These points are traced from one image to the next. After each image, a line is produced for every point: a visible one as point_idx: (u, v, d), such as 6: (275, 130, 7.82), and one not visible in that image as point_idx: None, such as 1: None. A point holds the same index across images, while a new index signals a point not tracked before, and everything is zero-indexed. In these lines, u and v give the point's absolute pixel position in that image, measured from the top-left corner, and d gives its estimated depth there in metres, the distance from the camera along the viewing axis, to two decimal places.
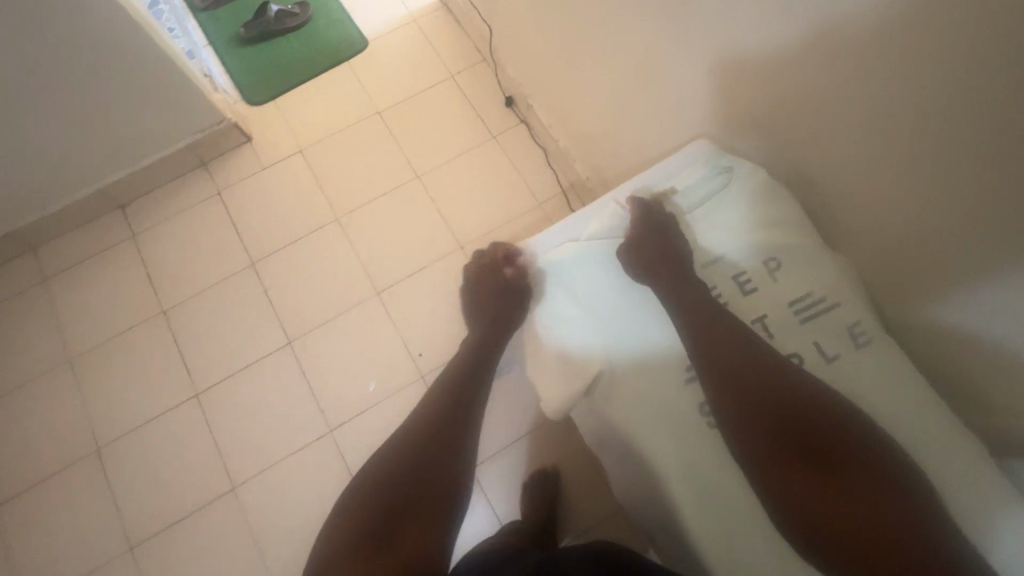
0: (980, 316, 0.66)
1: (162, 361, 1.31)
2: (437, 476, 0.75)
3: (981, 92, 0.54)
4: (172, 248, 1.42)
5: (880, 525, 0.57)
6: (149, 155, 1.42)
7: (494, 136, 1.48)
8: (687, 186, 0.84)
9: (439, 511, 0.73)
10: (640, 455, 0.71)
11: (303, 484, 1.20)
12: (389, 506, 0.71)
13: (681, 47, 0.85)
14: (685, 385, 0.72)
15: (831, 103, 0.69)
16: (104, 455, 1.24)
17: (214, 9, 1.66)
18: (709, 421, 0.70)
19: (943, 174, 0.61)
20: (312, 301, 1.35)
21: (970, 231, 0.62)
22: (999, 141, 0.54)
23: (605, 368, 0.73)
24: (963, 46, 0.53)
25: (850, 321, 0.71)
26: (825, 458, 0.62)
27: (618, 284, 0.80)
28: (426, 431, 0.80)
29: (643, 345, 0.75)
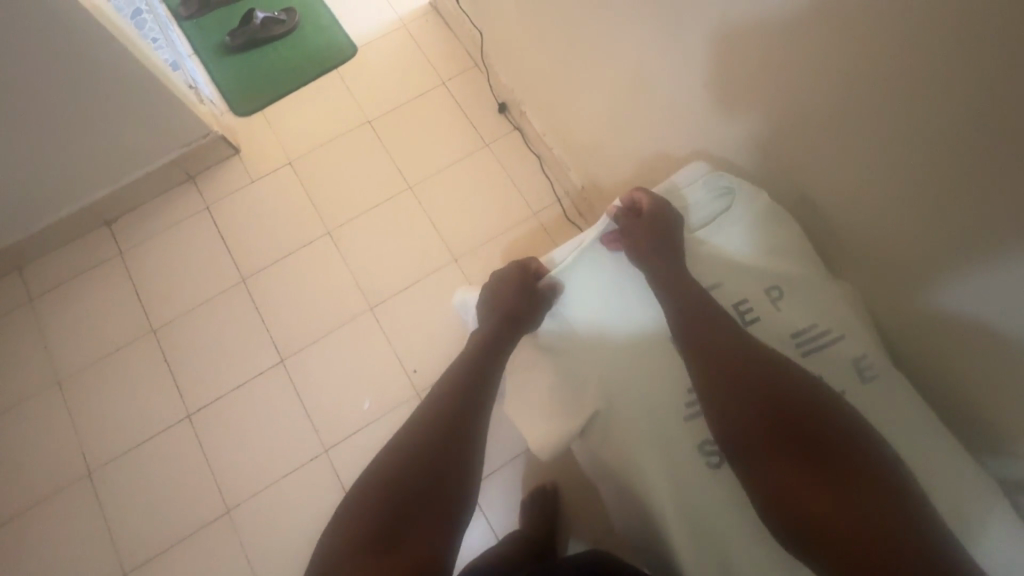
0: (990, 346, 0.63)
1: (153, 381, 1.29)
2: (433, 493, 0.67)
3: (989, 115, 0.51)
4: (161, 265, 1.39)
5: (884, 525, 0.54)
6: (135, 171, 1.39)
7: (488, 145, 1.45)
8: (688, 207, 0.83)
9: (435, 533, 0.65)
10: (636, 492, 0.68)
11: (298, 505, 1.18)
12: (378, 530, 0.63)
13: (676, 60, 0.82)
14: (686, 422, 0.68)
15: (832, 122, 0.66)
16: (95, 479, 1.22)
17: (198, 17, 1.63)
18: (709, 460, 0.66)
19: (948, 199, 0.58)
20: (305, 317, 1.32)
21: (974, 259, 0.59)
22: (1011, 167, 0.51)
23: (602, 408, 0.72)
24: (970, 68, 0.50)
25: (855, 355, 0.69)
26: (822, 457, 0.58)
27: (613, 298, 0.79)
28: (431, 434, 0.71)
29: (641, 380, 0.72)
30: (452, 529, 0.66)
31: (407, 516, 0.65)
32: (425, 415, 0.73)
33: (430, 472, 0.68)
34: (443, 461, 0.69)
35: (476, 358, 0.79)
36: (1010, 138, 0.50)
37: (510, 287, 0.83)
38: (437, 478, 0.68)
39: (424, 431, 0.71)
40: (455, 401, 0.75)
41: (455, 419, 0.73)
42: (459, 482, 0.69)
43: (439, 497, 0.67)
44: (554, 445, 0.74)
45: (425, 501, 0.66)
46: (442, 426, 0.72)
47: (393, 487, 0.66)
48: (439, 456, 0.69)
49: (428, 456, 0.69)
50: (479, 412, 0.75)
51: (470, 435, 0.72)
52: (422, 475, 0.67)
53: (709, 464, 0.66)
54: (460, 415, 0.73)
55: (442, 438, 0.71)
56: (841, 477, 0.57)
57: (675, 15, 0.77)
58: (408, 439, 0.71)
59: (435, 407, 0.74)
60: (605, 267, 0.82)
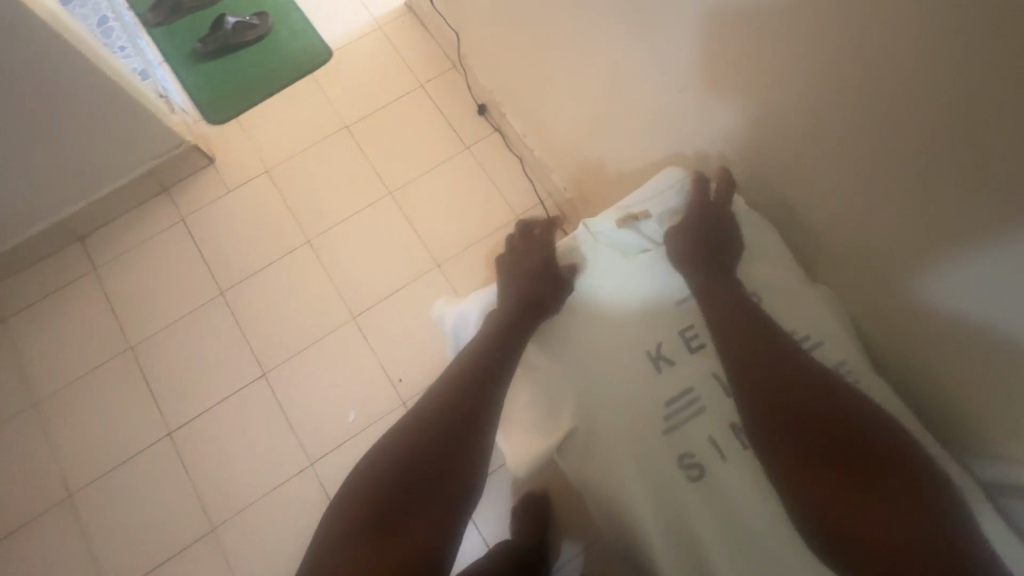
0: (975, 349, 0.61)
1: (132, 399, 1.26)
2: (433, 483, 0.64)
3: (973, 110, 0.49)
4: (137, 280, 1.36)
5: (920, 533, 0.53)
6: (106, 185, 1.35)
7: (468, 147, 1.42)
8: (666, 211, 0.80)
9: (431, 525, 0.62)
10: (616, 512, 0.66)
11: (283, 521, 1.16)
12: (375, 516, 0.62)
13: (652, 59, 0.80)
14: (666, 435, 0.66)
15: (811, 119, 0.64)
16: (76, 502, 1.19)
17: (168, 23, 1.59)
18: (690, 474, 0.65)
19: (930, 199, 0.57)
20: (286, 329, 1.30)
21: (953, 263, 0.58)
22: (996, 165, 0.49)
23: (579, 427, 0.68)
24: (952, 62, 0.48)
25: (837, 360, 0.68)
26: (857, 463, 0.58)
27: (639, 292, 0.74)
28: (441, 417, 0.69)
29: (618, 393, 0.69)
30: (450, 524, 0.63)
31: (405, 504, 0.62)
32: (432, 401, 0.71)
33: (433, 462, 0.65)
34: (450, 448, 0.66)
35: (486, 338, 0.75)
36: (996, 133, 0.48)
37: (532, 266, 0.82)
38: (441, 468, 0.65)
39: (430, 417, 0.69)
40: (465, 388, 0.71)
41: (464, 409, 0.69)
42: (462, 478, 0.66)
43: (439, 488, 0.64)
44: (533, 463, 0.71)
45: (424, 491, 0.64)
46: (451, 410, 0.69)
47: (394, 472, 0.64)
48: (444, 445, 0.66)
49: (436, 446, 0.66)
50: (493, 399, 0.71)
51: (480, 421, 0.69)
52: (425, 464, 0.65)
53: (690, 477, 0.64)
54: (474, 398, 0.70)
55: (449, 427, 0.68)
56: (877, 485, 0.57)
57: (650, 12, 0.76)
58: (415, 424, 0.69)
59: (445, 393, 0.71)
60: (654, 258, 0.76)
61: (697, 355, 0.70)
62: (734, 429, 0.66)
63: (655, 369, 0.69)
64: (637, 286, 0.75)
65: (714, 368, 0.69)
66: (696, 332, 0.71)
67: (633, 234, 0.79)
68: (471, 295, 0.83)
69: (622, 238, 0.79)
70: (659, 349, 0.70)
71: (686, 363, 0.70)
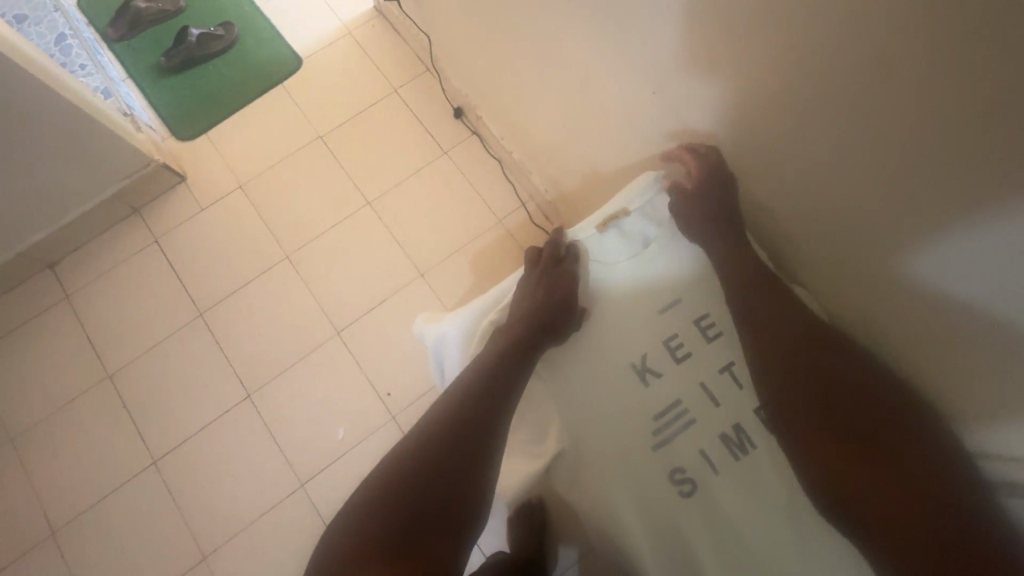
0: (955, 350, 0.58)
1: (114, 429, 1.23)
2: (444, 501, 0.61)
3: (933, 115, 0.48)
4: (112, 306, 1.32)
5: (933, 527, 0.54)
6: (73, 210, 1.31)
7: (446, 152, 1.40)
8: (645, 212, 0.77)
9: (443, 537, 0.59)
10: (607, 533, 0.64)
11: (277, 545, 1.13)
12: (384, 536, 0.58)
13: (622, 61, 0.78)
14: (655, 448, 0.65)
15: (780, 124, 0.62)
16: (61, 539, 1.16)
17: (129, 38, 1.54)
18: (683, 489, 0.63)
19: (901, 210, 0.55)
20: (269, 349, 1.27)
21: (945, 255, 0.53)
22: (963, 179, 0.48)
23: (566, 448, 0.67)
24: (914, 70, 0.46)
25: None
26: (886, 452, 0.58)
27: (636, 295, 0.73)
28: (454, 420, 0.66)
29: (607, 408, 0.68)
30: (460, 547, 0.60)
31: (416, 525, 0.59)
32: (442, 408, 0.68)
33: (443, 480, 0.62)
34: (465, 451, 0.64)
35: (494, 346, 0.72)
36: (963, 145, 0.46)
37: (543, 274, 0.78)
38: (454, 477, 0.62)
39: (439, 428, 0.65)
40: (479, 392, 0.68)
41: (476, 413, 0.66)
42: (473, 498, 0.63)
43: (450, 504, 0.61)
44: (521, 488, 0.69)
45: (435, 507, 0.60)
46: (464, 413, 0.66)
47: (406, 478, 0.61)
48: (455, 461, 0.63)
49: (452, 450, 0.64)
50: (506, 403, 0.68)
51: (494, 424, 0.66)
52: (435, 478, 0.62)
53: (682, 492, 0.63)
54: (489, 402, 0.67)
55: (463, 432, 0.65)
56: (896, 479, 0.57)
57: (617, 13, 0.73)
58: (424, 435, 0.65)
59: (459, 396, 0.68)
60: (659, 253, 0.74)
61: (684, 364, 0.69)
62: (725, 439, 0.65)
63: (642, 382, 0.68)
64: (623, 290, 0.74)
65: (701, 378, 0.68)
66: (681, 340, 0.70)
67: (614, 235, 0.77)
68: (450, 314, 0.80)
69: (598, 247, 0.77)
70: (644, 360, 0.69)
71: (671, 375, 0.68)
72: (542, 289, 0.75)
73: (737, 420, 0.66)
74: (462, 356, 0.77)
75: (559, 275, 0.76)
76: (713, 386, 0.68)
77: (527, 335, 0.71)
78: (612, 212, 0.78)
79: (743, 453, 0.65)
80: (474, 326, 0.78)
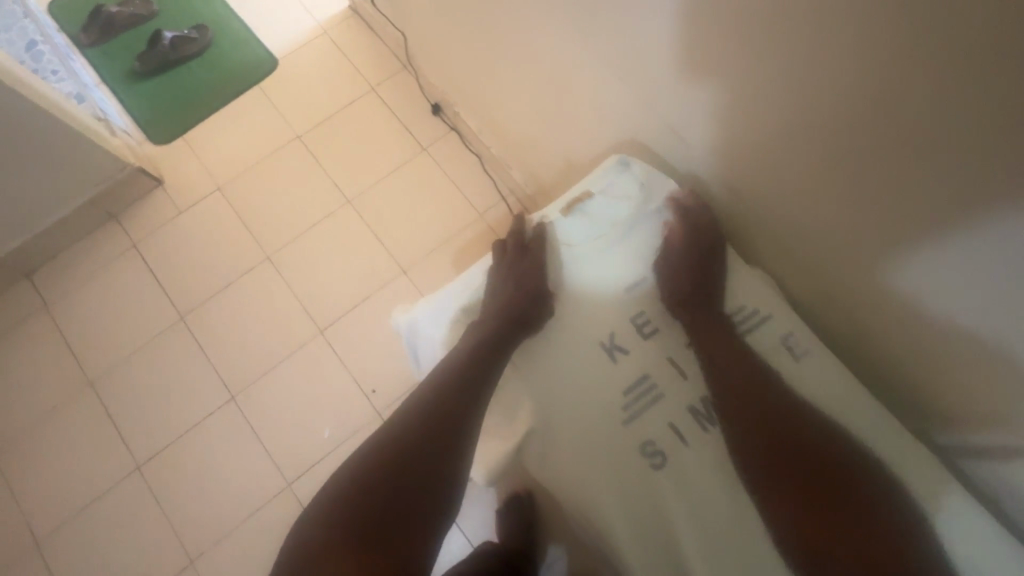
0: (921, 313, 0.61)
1: (97, 436, 1.22)
2: (414, 499, 0.61)
3: (879, 77, 0.49)
4: (92, 312, 1.31)
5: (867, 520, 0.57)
6: (49, 217, 1.30)
7: (425, 149, 1.40)
8: (610, 197, 0.77)
9: (413, 533, 0.60)
10: (579, 512, 0.65)
11: (263, 546, 1.13)
12: (356, 521, 0.59)
13: (590, 47, 0.79)
14: (626, 423, 0.66)
15: (739, 97, 0.63)
16: (45, 549, 1.14)
17: (102, 43, 1.52)
18: (653, 461, 0.64)
19: (867, 175, 0.56)
20: (252, 351, 1.26)
21: (913, 223, 0.55)
22: (930, 137, 0.49)
23: (536, 427, 0.67)
24: (864, 33, 0.47)
25: (783, 333, 0.69)
26: (812, 453, 0.61)
27: (604, 275, 0.74)
28: (428, 416, 0.66)
29: (578, 386, 0.68)
30: (433, 531, 0.61)
31: (388, 510, 0.60)
32: (416, 403, 0.68)
33: (414, 477, 0.62)
34: (437, 448, 0.64)
35: (471, 339, 0.72)
36: (927, 103, 0.47)
37: (514, 268, 0.78)
38: (426, 475, 0.62)
39: (411, 424, 0.65)
40: (454, 387, 0.67)
41: (450, 409, 0.66)
42: (447, 484, 0.63)
43: (421, 501, 0.61)
44: (495, 471, 0.69)
45: (406, 502, 0.61)
46: (438, 410, 0.66)
47: (377, 475, 0.61)
48: (429, 449, 0.64)
49: (424, 447, 0.64)
50: (479, 399, 0.68)
51: (466, 422, 0.66)
52: (406, 475, 0.62)
53: (652, 465, 0.63)
54: (463, 398, 0.67)
55: (437, 429, 0.65)
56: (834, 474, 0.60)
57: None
58: (397, 425, 0.65)
59: (434, 393, 0.68)
60: (624, 235, 0.76)
61: (651, 340, 0.70)
62: (694, 412, 0.66)
63: (611, 359, 0.69)
64: (589, 270, 0.75)
65: (667, 352, 0.69)
66: (648, 318, 0.71)
67: (580, 217, 0.78)
68: (421, 302, 0.80)
69: (565, 229, 0.79)
70: (613, 338, 0.70)
71: (640, 351, 0.69)
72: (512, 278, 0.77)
73: (705, 394, 0.67)
74: (438, 342, 0.76)
75: (523, 266, 0.78)
76: (681, 359, 0.69)
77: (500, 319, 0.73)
78: (576, 195, 0.79)
79: (712, 425, 0.66)
80: (444, 311, 0.78)
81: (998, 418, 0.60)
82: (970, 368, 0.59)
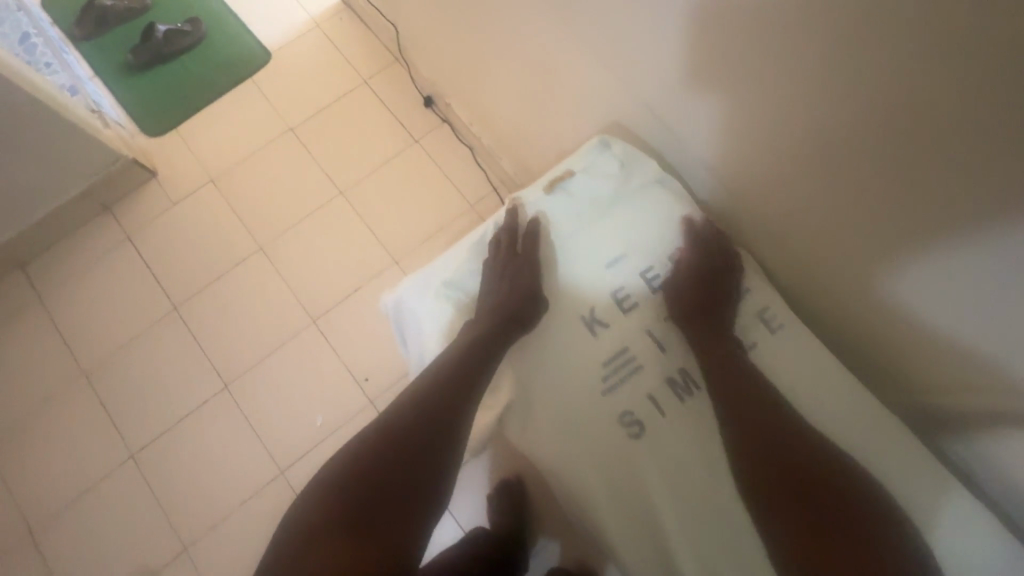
0: (887, 285, 0.63)
1: (91, 425, 1.22)
2: (404, 492, 0.61)
3: (847, 53, 0.50)
4: (86, 303, 1.31)
5: (852, 510, 0.57)
6: (43, 208, 1.30)
7: (417, 141, 1.41)
8: (590, 174, 0.79)
9: (403, 526, 0.60)
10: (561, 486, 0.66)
11: (256, 532, 1.14)
12: (349, 508, 0.59)
13: (574, 33, 0.81)
14: (606, 394, 0.67)
15: (717, 78, 0.64)
16: (40, 537, 1.15)
17: (95, 37, 1.53)
18: (633, 431, 0.65)
19: (836, 150, 0.58)
20: (245, 340, 1.27)
21: (879, 198, 0.57)
22: (892, 109, 0.50)
23: (517, 399, 0.69)
24: (831, 9, 0.49)
25: (759, 307, 0.72)
26: (789, 448, 0.61)
27: (586, 250, 0.76)
28: (420, 410, 0.66)
29: (560, 358, 0.70)
30: (426, 518, 0.62)
31: (382, 497, 0.60)
32: (409, 397, 0.68)
33: (404, 470, 0.62)
34: (428, 442, 0.64)
35: (466, 335, 0.72)
36: (890, 77, 0.48)
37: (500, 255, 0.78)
38: (417, 468, 0.63)
39: (403, 417, 0.66)
40: (447, 382, 0.68)
41: (442, 405, 0.67)
42: (441, 471, 0.64)
43: (411, 494, 0.62)
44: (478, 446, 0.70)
45: (396, 495, 0.61)
46: (431, 405, 0.67)
47: (367, 467, 0.62)
48: (423, 437, 0.64)
49: (415, 441, 0.64)
50: (473, 395, 0.68)
51: (459, 419, 0.67)
52: (397, 467, 0.62)
53: (631, 434, 0.65)
54: (456, 394, 0.67)
55: (429, 424, 0.65)
56: (815, 465, 0.60)
57: None
58: (390, 418, 0.66)
59: (427, 388, 0.68)
60: (603, 211, 0.78)
61: (631, 314, 0.71)
62: (671, 382, 0.68)
63: (591, 333, 0.70)
64: (569, 246, 0.77)
65: (646, 325, 0.70)
66: (628, 291, 0.72)
67: (561, 195, 0.80)
68: (405, 280, 0.80)
69: (547, 207, 0.80)
70: (593, 313, 0.71)
71: (620, 325, 0.70)
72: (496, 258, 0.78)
73: (683, 365, 0.69)
74: (423, 316, 0.77)
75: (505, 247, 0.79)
76: (659, 332, 0.70)
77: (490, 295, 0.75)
78: (557, 174, 0.81)
79: (689, 395, 0.67)
80: (428, 286, 0.78)
81: (967, 390, 0.62)
82: (941, 339, 0.61)
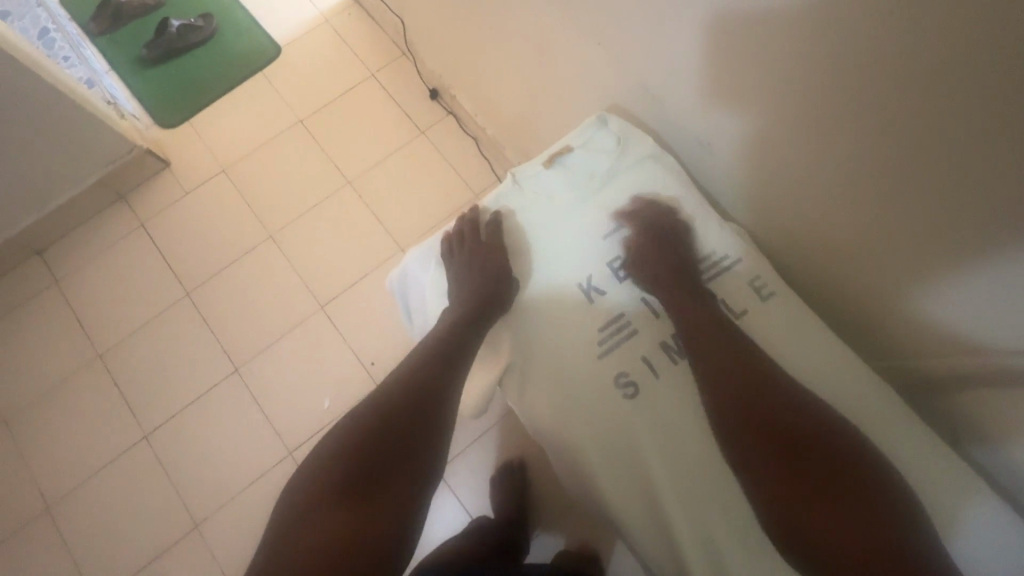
0: (876, 257, 0.65)
1: (106, 406, 1.26)
2: (400, 463, 0.62)
3: (830, 35, 0.52)
4: (101, 289, 1.35)
5: (858, 479, 0.57)
6: (61, 196, 1.35)
7: (423, 132, 1.44)
8: (589, 150, 0.82)
9: (401, 496, 0.61)
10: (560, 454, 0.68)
11: (265, 511, 1.17)
12: (342, 482, 0.60)
13: (574, 22, 0.83)
14: (601, 356, 0.70)
15: (709, 62, 0.66)
16: (56, 513, 1.19)
17: (111, 32, 1.57)
18: (628, 392, 0.68)
19: (822, 129, 0.60)
20: (254, 324, 1.31)
21: (865, 174, 0.59)
22: (875, 85, 0.52)
23: (516, 361, 0.72)
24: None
25: (749, 278, 0.74)
26: (792, 420, 0.61)
27: (583, 223, 0.79)
28: (410, 385, 0.68)
29: (558, 323, 0.73)
30: (425, 485, 0.63)
31: (375, 471, 0.61)
32: (400, 374, 0.70)
33: (399, 441, 0.63)
34: (420, 414, 0.66)
35: (453, 313, 0.74)
36: (871, 58, 0.51)
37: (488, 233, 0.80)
38: (411, 440, 0.64)
39: (395, 393, 0.67)
40: (436, 358, 0.70)
41: (432, 379, 0.68)
42: (434, 443, 0.65)
43: (407, 465, 0.63)
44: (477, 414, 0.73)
45: (392, 466, 0.62)
46: (420, 380, 0.68)
47: (363, 441, 0.63)
48: (413, 412, 0.66)
49: (407, 414, 0.65)
50: (459, 370, 0.70)
51: (447, 392, 0.68)
52: (392, 440, 0.63)
53: (625, 395, 0.67)
54: (443, 368, 0.69)
55: (419, 397, 0.67)
56: (819, 435, 0.60)
57: None
58: (382, 394, 0.67)
59: (415, 365, 0.70)
60: (601, 187, 0.81)
61: (625, 282, 0.75)
62: (665, 346, 0.70)
63: (588, 300, 0.74)
64: (566, 219, 0.79)
65: (641, 293, 0.74)
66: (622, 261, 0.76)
67: (559, 170, 0.81)
68: (411, 252, 0.85)
69: (545, 181, 0.81)
70: (590, 281, 0.75)
71: (616, 292, 0.74)
72: (493, 230, 0.80)
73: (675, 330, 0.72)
74: (426, 282, 0.82)
75: (504, 222, 0.81)
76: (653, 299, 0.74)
77: (486, 261, 0.77)
78: (557, 149, 0.83)
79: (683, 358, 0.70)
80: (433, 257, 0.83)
81: (951, 356, 0.64)
82: (930, 308, 0.62)
